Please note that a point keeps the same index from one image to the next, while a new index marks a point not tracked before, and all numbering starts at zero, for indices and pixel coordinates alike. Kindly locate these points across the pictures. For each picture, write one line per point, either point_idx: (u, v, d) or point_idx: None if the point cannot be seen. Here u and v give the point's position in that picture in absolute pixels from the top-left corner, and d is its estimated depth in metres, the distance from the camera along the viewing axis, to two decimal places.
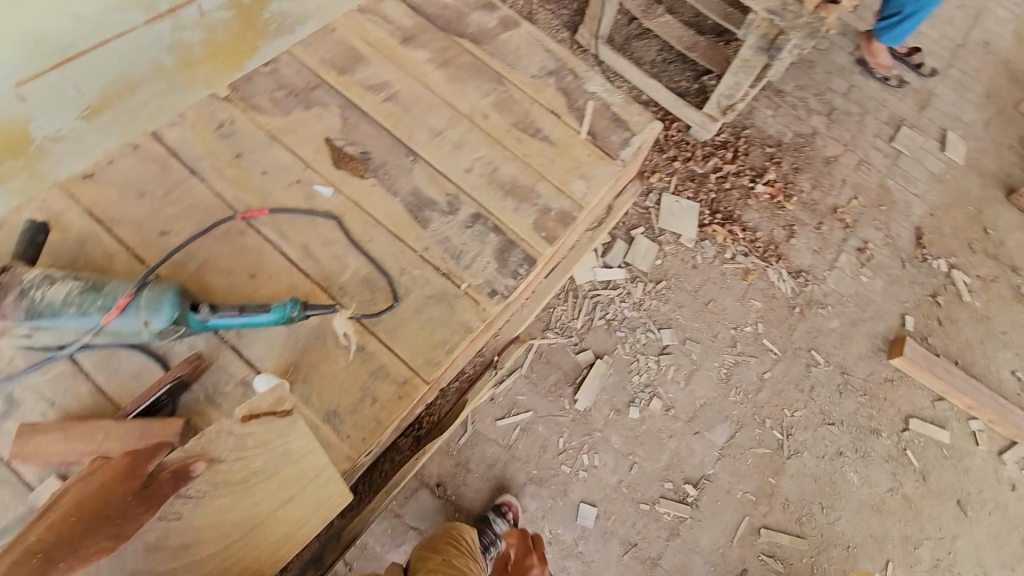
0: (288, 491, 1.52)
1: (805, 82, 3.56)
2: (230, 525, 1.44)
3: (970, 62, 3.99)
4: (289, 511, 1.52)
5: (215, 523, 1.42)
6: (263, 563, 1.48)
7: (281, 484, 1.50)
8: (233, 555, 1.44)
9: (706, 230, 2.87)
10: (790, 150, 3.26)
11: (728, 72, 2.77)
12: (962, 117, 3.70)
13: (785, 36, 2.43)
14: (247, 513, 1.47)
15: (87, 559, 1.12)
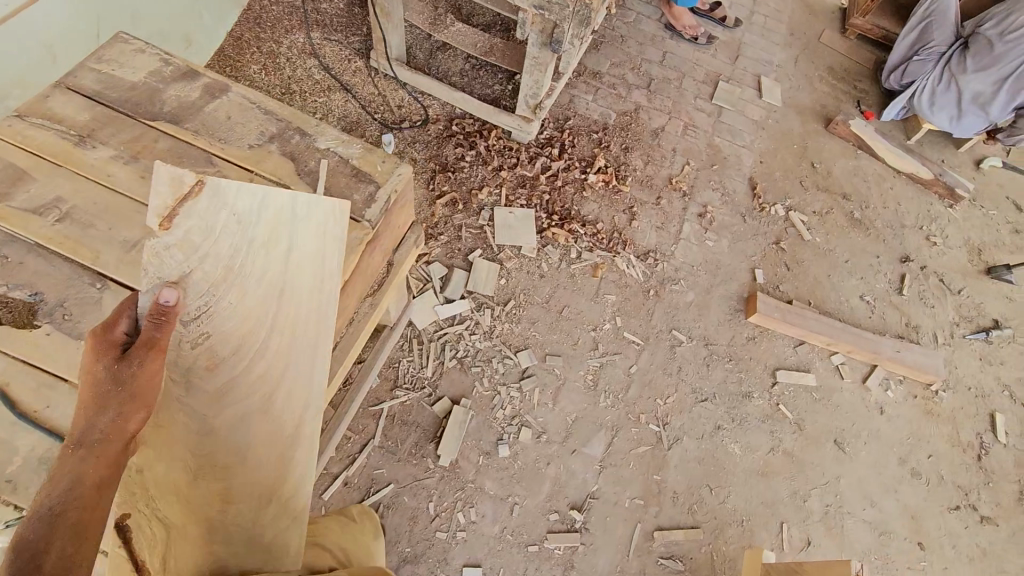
0: (272, 273, 1.29)
1: (619, 59, 3.54)
2: (256, 359, 1.26)
3: (771, 3, 4.12)
4: (295, 295, 1.31)
5: (247, 316, 1.25)
6: (312, 308, 1.32)
7: (249, 302, 1.26)
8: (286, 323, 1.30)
9: (546, 234, 2.77)
10: (617, 132, 3.23)
11: (524, 73, 2.66)
12: (772, 60, 3.82)
13: (560, 29, 2.32)
14: (264, 292, 1.27)
15: (119, 426, 1.02)
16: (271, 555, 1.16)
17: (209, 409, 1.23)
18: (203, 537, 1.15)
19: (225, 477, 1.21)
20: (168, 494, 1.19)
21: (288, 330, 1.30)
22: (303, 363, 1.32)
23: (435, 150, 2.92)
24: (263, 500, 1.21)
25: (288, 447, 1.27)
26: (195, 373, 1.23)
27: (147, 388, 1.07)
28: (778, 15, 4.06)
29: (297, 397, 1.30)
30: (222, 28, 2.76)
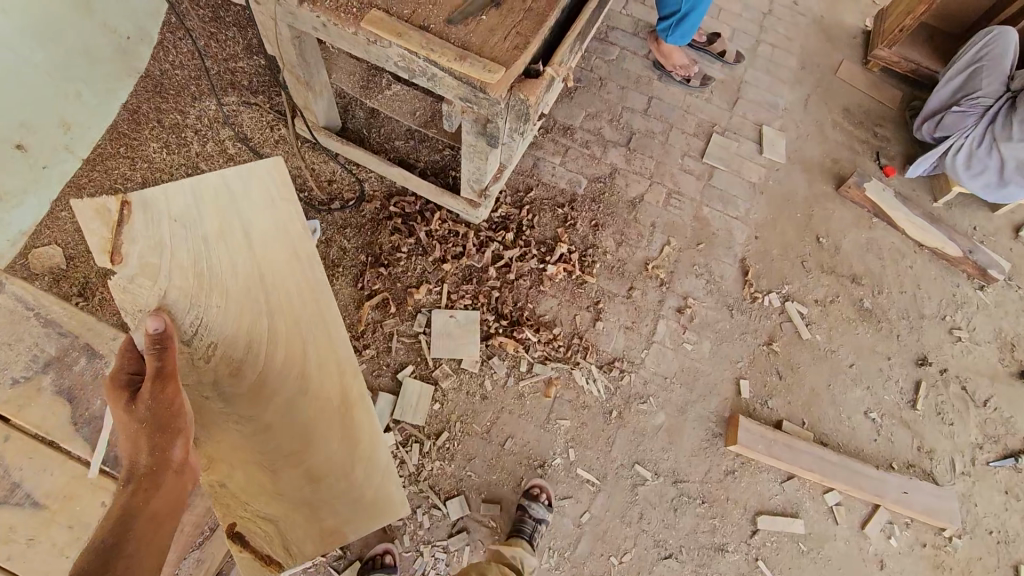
0: (249, 263, 1.47)
1: (596, 108, 3.06)
2: (268, 346, 1.55)
3: (781, 29, 3.55)
4: (278, 274, 1.51)
5: (244, 313, 1.52)
6: (303, 298, 1.55)
7: (241, 309, 1.51)
8: (276, 310, 1.53)
9: (492, 343, 2.38)
10: (587, 204, 2.78)
11: (463, 156, 2.21)
12: (777, 104, 3.29)
13: (494, 124, 1.87)
14: (249, 286, 1.49)
15: (163, 452, 1.31)
16: (376, 494, 1.69)
17: (249, 406, 1.58)
18: (313, 501, 1.64)
19: (302, 458, 1.62)
20: (267, 490, 1.61)
21: (290, 317, 1.55)
22: (316, 332, 1.58)
23: (369, 237, 2.52)
24: (347, 459, 1.66)
25: (341, 410, 1.65)
26: (219, 377, 1.55)
27: (178, 425, 1.35)
28: (787, 45, 3.51)
29: (328, 371, 1.62)
30: (116, 100, 2.37)
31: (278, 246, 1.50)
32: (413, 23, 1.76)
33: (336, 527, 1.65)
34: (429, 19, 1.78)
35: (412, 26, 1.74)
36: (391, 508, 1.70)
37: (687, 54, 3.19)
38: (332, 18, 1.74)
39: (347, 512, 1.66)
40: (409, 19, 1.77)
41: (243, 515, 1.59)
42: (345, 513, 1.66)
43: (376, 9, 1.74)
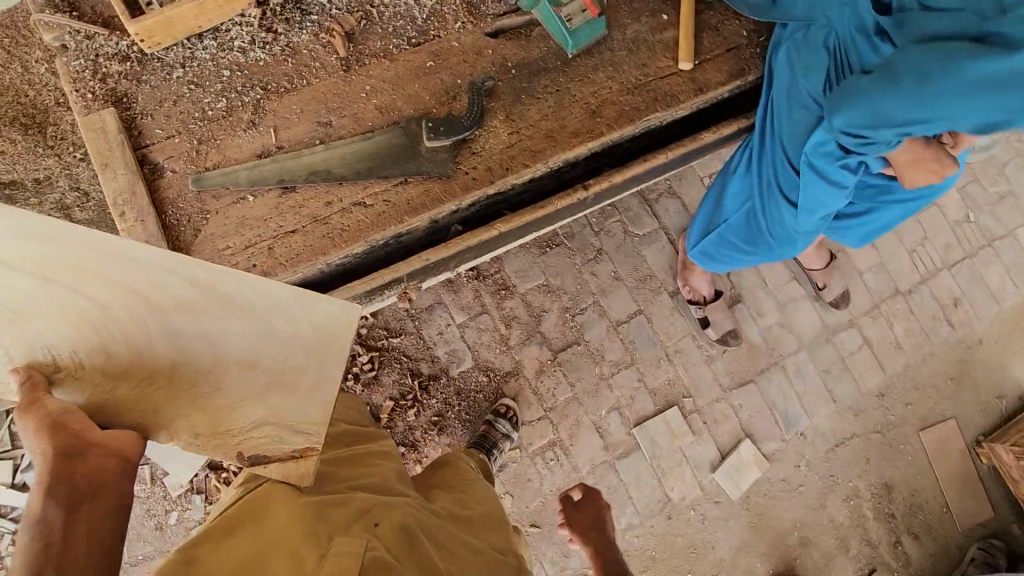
0: (39, 282, 0.84)
1: (562, 284, 2.28)
2: (115, 331, 0.89)
3: (896, 326, 2.44)
4: (58, 270, 0.84)
5: (79, 316, 0.87)
6: (83, 259, 0.86)
7: (64, 318, 0.86)
8: (78, 299, 0.86)
9: (204, 481, 1.96)
10: (447, 392, 2.17)
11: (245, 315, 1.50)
12: (798, 420, 2.30)
13: None
14: (35, 309, 0.85)
15: (97, 477, 0.84)
16: (314, 329, 0.99)
17: (155, 367, 0.92)
18: (276, 377, 0.97)
19: (227, 363, 0.94)
20: (232, 405, 0.96)
21: (109, 282, 0.87)
22: (133, 271, 0.88)
23: None
24: (269, 337, 0.96)
25: (220, 291, 0.92)
26: (138, 360, 0.90)
27: (75, 430, 0.83)
28: (885, 353, 2.41)
29: (168, 285, 0.89)
30: None
31: (50, 248, 0.84)
32: (148, 154, 1.22)
33: (314, 383, 1.00)
34: (179, 159, 1.22)
35: (137, 163, 1.20)
36: (340, 336, 1.01)
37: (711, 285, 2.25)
38: (63, 84, 1.22)
39: (296, 360, 0.98)
40: (149, 147, 1.22)
41: (245, 441, 0.97)
42: (293, 367, 0.98)
43: (111, 109, 1.21)
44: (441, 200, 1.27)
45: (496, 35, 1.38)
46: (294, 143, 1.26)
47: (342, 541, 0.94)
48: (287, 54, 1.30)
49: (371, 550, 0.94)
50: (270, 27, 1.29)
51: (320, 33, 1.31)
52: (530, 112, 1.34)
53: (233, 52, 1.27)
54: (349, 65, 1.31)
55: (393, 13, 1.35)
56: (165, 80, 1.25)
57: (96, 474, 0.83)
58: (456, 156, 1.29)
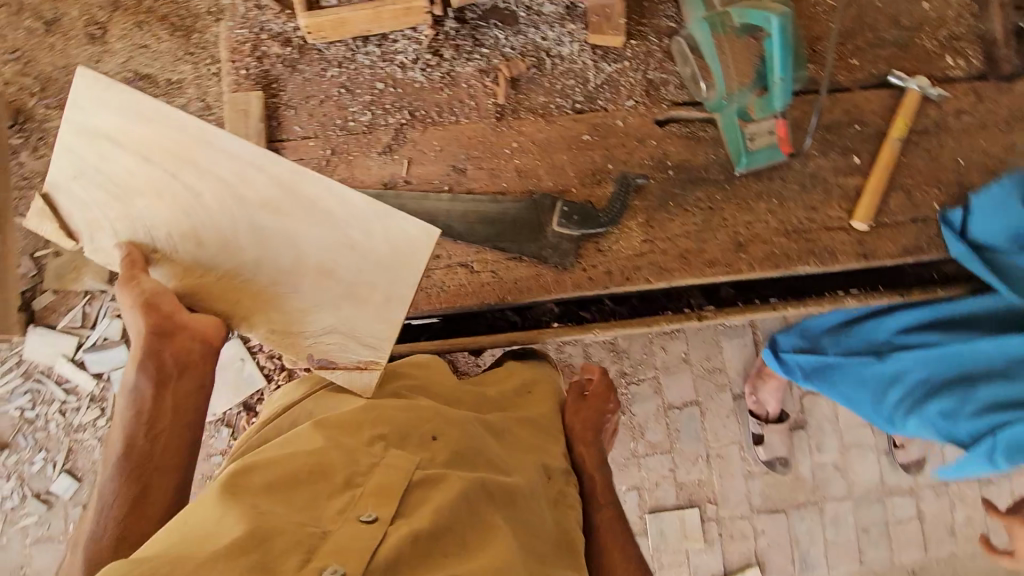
0: (143, 164, 0.88)
1: (627, 349, 2.18)
2: (206, 221, 0.90)
3: (957, 511, 2.25)
4: (164, 156, 0.87)
5: (175, 202, 0.89)
6: (181, 150, 0.87)
7: (164, 198, 0.89)
8: (174, 189, 0.88)
9: None
10: None
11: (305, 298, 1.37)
12: (816, 568, 2.18)
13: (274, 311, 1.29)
14: (146, 188, 0.89)
15: (184, 354, 0.91)
16: (389, 244, 0.89)
17: (242, 260, 0.92)
18: (349, 287, 0.93)
19: (301, 262, 0.91)
20: (309, 307, 0.95)
21: (205, 171, 0.87)
22: (224, 163, 0.86)
23: None
24: (344, 248, 0.90)
25: (300, 194, 0.87)
26: (227, 250, 0.91)
27: (164, 316, 0.90)
28: (935, 535, 2.23)
29: (253, 181, 0.87)
30: None
31: (157, 138, 0.87)
32: (280, 148, 1.17)
33: (384, 301, 0.93)
34: (308, 162, 1.17)
35: None
36: (414, 258, 0.90)
37: (778, 406, 2.12)
38: (222, 49, 1.18)
39: (373, 279, 0.91)
40: (284, 141, 1.18)
41: (316, 341, 0.98)
42: (368, 275, 0.91)
43: (259, 93, 1.16)
44: (550, 290, 1.19)
45: (671, 125, 1.24)
46: (422, 181, 1.19)
47: (401, 451, 0.85)
48: (446, 82, 1.21)
49: (430, 469, 0.84)
50: (437, 49, 1.20)
51: (486, 69, 1.21)
52: (672, 222, 1.22)
53: (392, 66, 1.20)
54: (504, 113, 1.22)
55: (567, 69, 1.23)
56: (319, 75, 1.18)
57: (184, 354, 0.91)
58: (580, 249, 1.20)
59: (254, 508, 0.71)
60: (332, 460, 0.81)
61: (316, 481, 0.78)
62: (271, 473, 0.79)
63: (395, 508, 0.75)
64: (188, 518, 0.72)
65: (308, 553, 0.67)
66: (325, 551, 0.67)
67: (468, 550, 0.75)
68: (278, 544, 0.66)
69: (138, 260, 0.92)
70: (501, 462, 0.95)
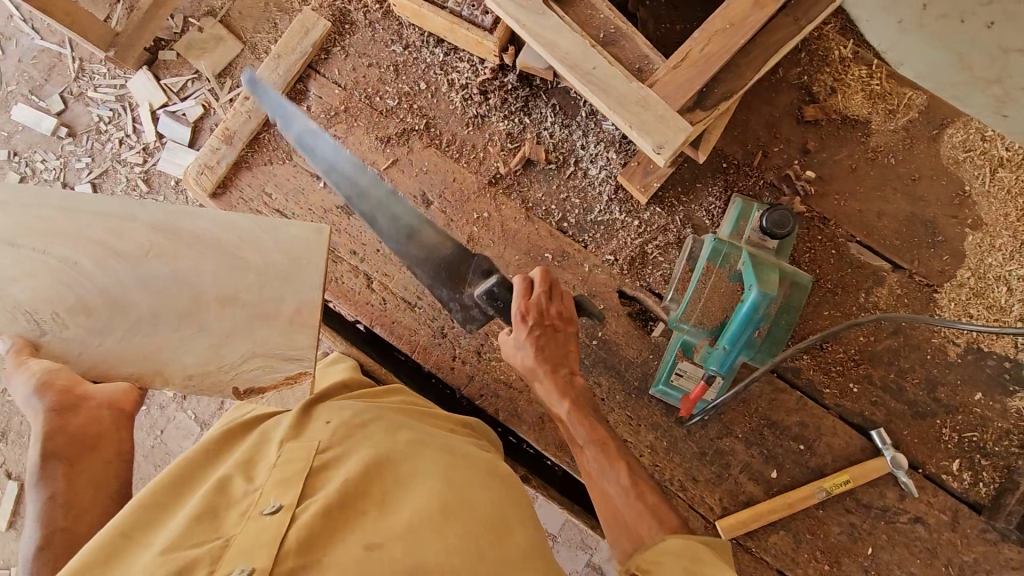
0: (12, 253, 0.88)
1: None
2: (96, 286, 0.88)
3: None
4: (46, 243, 0.88)
5: (62, 272, 0.88)
6: (61, 226, 0.89)
7: (48, 276, 0.88)
8: (58, 264, 0.88)
9: None
10: None
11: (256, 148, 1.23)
12: None
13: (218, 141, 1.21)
14: (23, 273, 0.87)
15: (98, 426, 0.83)
16: (283, 252, 0.92)
17: (138, 313, 0.88)
18: (252, 308, 0.91)
19: (201, 299, 0.90)
20: (218, 342, 0.90)
21: (81, 245, 0.88)
22: (92, 224, 0.89)
23: None
24: (239, 268, 0.91)
25: (184, 236, 0.91)
26: (119, 310, 0.88)
27: (72, 393, 0.83)
28: None
29: (133, 240, 0.89)
30: None
31: (35, 224, 0.88)
32: (311, 77, 1.23)
33: (295, 313, 0.92)
34: (320, 103, 1.22)
35: (296, 76, 1.22)
36: (310, 258, 0.93)
37: None
38: None
39: (261, 293, 0.91)
40: (317, 74, 1.23)
41: (238, 379, 0.91)
42: (252, 299, 0.91)
43: (328, 24, 1.21)
44: (413, 352, 1.18)
45: (654, 330, 1.15)
46: (392, 186, 1.20)
47: (296, 447, 0.79)
48: (473, 122, 1.19)
49: (332, 453, 0.78)
50: (486, 91, 1.19)
51: (512, 137, 1.19)
52: None
53: (442, 78, 1.20)
54: (497, 182, 1.19)
55: (581, 186, 1.18)
56: (381, 44, 1.22)
57: (99, 425, 0.83)
58: (466, 340, 1.17)
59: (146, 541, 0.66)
60: (227, 476, 0.75)
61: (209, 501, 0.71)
62: (164, 505, 0.73)
63: (297, 496, 0.71)
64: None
65: (208, 563, 0.62)
66: (231, 553, 0.63)
67: (387, 510, 0.71)
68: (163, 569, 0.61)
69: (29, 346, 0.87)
70: (409, 424, 0.87)
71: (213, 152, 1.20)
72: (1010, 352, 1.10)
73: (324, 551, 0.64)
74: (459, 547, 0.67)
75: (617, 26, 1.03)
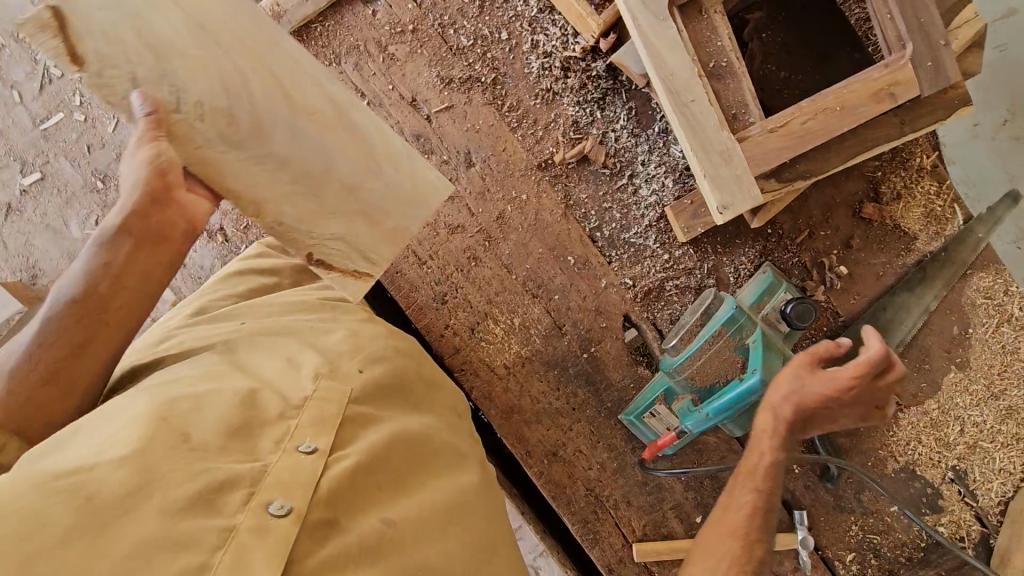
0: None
1: None
2: (235, 86, 0.72)
3: None
4: (213, 7, 0.71)
5: (213, 47, 0.71)
6: (240, 6, 0.72)
7: (197, 36, 0.70)
8: (214, 40, 0.71)
9: None
10: None
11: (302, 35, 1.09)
12: None
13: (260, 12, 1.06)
14: (171, 18, 0.69)
15: (171, 236, 0.72)
16: (412, 188, 0.81)
17: (258, 140, 0.73)
18: (365, 214, 0.79)
19: (326, 174, 0.77)
20: (319, 212, 0.78)
21: (246, 40, 0.72)
22: (279, 37, 0.74)
23: None
24: (373, 174, 0.79)
25: (346, 107, 0.78)
26: (241, 123, 0.72)
27: (167, 186, 0.71)
28: None
29: (297, 75, 0.75)
30: None
31: None
32: None
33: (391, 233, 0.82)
34: (387, 13, 1.08)
35: None
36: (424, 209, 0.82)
37: None
38: None
39: (384, 207, 0.80)
40: None
41: (317, 244, 0.79)
42: (374, 202, 0.79)
43: None
44: (408, 308, 1.15)
45: (627, 332, 1.17)
46: (437, 133, 1.11)
47: (331, 387, 0.73)
48: (544, 96, 1.10)
49: (361, 406, 0.74)
50: (568, 68, 1.09)
51: (577, 126, 1.11)
52: (538, 382, 1.17)
53: (527, 34, 1.09)
54: (547, 167, 1.12)
55: (628, 201, 1.14)
56: None
57: (176, 233, 0.73)
58: (464, 314, 1.15)
59: (181, 435, 0.61)
60: (259, 390, 0.69)
61: (246, 410, 0.66)
62: (200, 395, 0.66)
63: (333, 443, 0.67)
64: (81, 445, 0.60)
65: (248, 483, 0.59)
66: (270, 480, 0.60)
67: (404, 489, 0.69)
68: (207, 474, 0.58)
69: (157, 119, 0.69)
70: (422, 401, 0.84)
71: None
72: (935, 480, 1.20)
73: (347, 513, 0.62)
74: (460, 556, 0.67)
75: (729, 62, 0.96)
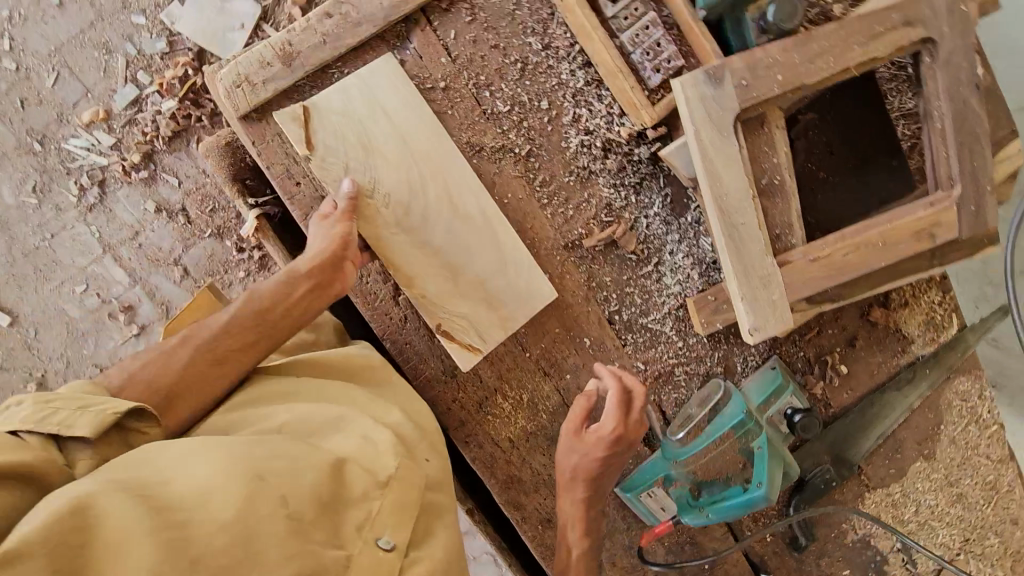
0: (396, 138, 0.95)
1: None
2: (421, 203, 0.96)
3: None
4: (422, 148, 0.96)
5: (408, 168, 0.95)
6: (437, 144, 0.97)
7: (406, 170, 0.96)
8: (414, 165, 0.95)
9: None
10: None
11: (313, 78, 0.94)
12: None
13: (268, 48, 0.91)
14: (388, 148, 0.95)
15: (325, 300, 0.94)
16: (525, 287, 1.02)
17: (421, 238, 0.97)
18: (488, 301, 1.01)
19: (461, 271, 0.99)
20: (453, 294, 1.00)
21: (440, 173, 0.97)
22: (458, 169, 0.98)
23: None
24: (499, 271, 1.01)
25: (490, 221, 1.00)
26: (413, 227, 0.97)
27: (337, 265, 0.92)
28: None
29: (463, 201, 0.98)
30: None
31: (430, 129, 0.96)
32: (418, 25, 0.95)
33: (506, 323, 1.02)
34: (416, 66, 0.96)
35: (402, 17, 0.94)
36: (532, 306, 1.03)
37: None
38: None
39: (502, 300, 1.01)
40: (428, 25, 0.96)
41: (445, 317, 1.00)
42: (495, 292, 1.01)
43: None
44: (414, 380, 1.10)
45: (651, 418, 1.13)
46: None
47: (409, 473, 0.73)
48: (579, 174, 1.03)
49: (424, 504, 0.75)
50: (609, 149, 1.02)
51: (610, 208, 1.05)
52: (541, 454, 1.17)
53: (570, 106, 1.00)
54: (573, 247, 1.07)
55: (651, 287, 1.10)
56: (519, 28, 0.97)
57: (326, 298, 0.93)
58: (473, 387, 1.11)
59: (280, 500, 0.61)
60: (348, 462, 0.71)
61: (334, 487, 0.67)
62: (293, 457, 0.67)
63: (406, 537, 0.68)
64: (166, 480, 0.60)
65: None
66: None
67: None
68: (300, 559, 0.58)
69: (355, 202, 0.93)
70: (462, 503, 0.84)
71: (260, 66, 0.91)
72: (885, 552, 1.32)
73: None
74: None
75: (782, 180, 0.92)
